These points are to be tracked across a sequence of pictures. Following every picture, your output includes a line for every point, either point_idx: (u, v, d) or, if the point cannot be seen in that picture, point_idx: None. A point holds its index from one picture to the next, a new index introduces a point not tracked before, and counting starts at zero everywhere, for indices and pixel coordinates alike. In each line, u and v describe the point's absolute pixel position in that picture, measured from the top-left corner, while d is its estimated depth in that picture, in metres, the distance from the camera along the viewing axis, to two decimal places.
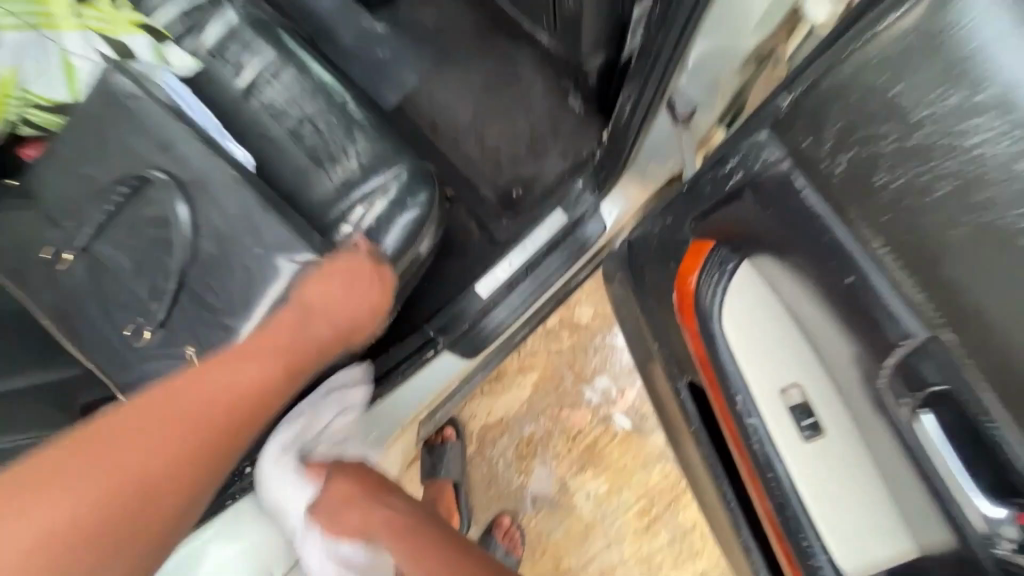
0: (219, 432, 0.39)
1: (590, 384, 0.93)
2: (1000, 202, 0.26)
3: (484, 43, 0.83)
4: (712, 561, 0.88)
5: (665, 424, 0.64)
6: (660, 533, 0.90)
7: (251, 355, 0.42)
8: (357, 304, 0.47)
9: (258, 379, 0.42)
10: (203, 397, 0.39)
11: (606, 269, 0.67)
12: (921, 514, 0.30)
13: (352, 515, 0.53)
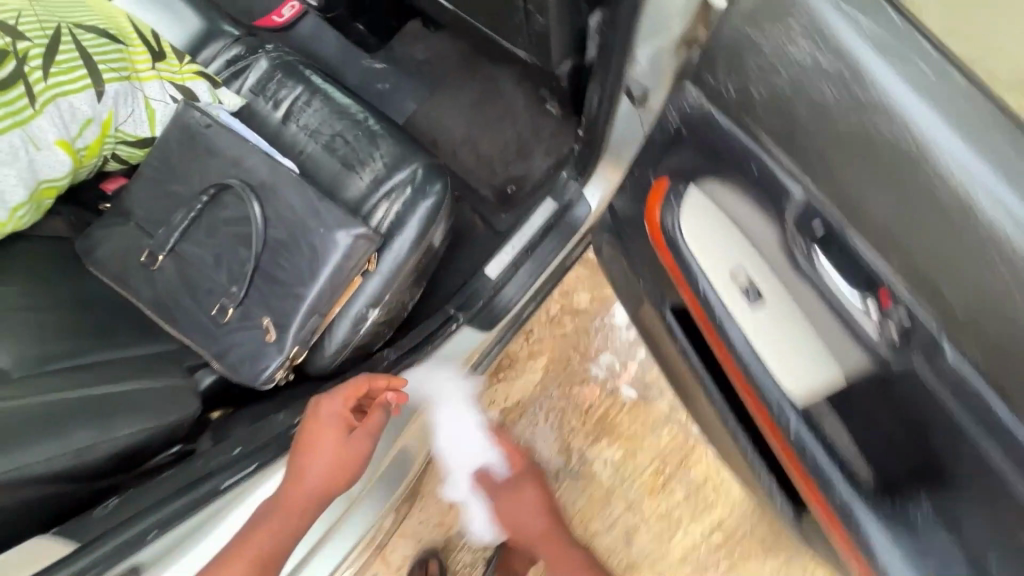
0: None
1: (596, 361, 1.05)
2: (831, 94, 0.36)
3: (469, 68, 0.98)
4: (725, 510, 0.99)
5: (658, 354, 0.75)
6: (675, 490, 1.01)
7: (267, 519, 0.46)
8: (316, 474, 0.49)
9: (268, 545, 0.45)
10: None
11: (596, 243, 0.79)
12: (836, 334, 0.41)
13: (526, 505, 0.87)
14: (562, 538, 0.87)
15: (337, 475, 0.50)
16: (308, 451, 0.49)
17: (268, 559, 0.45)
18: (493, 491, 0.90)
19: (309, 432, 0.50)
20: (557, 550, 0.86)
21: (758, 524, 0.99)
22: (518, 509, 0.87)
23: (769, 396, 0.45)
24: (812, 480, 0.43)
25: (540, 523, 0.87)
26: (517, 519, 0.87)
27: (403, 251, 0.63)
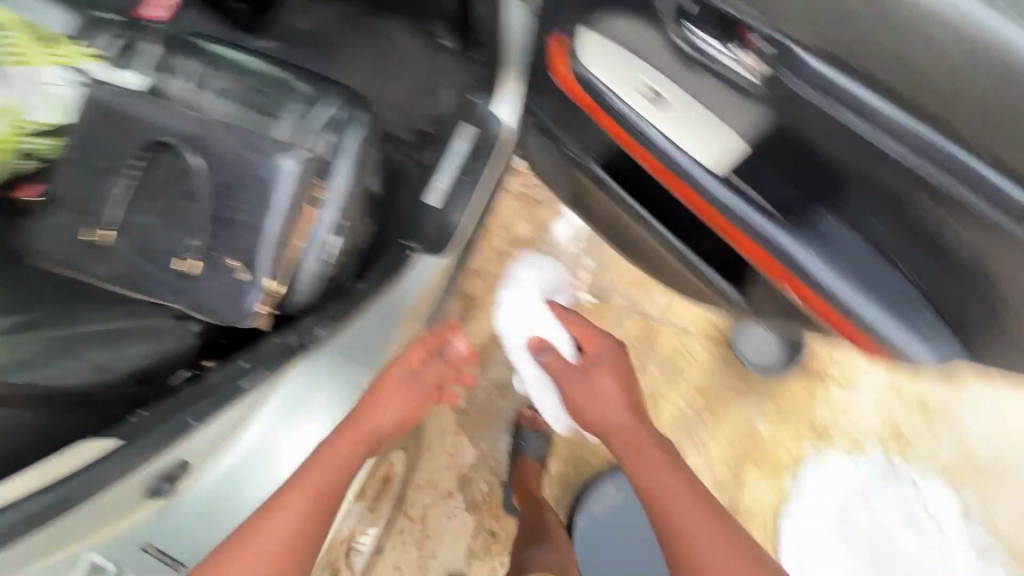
0: (293, 536, 0.61)
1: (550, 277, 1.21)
2: None
3: (355, 24, 1.00)
4: (695, 372, 1.17)
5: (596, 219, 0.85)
6: (650, 369, 1.17)
7: (334, 453, 0.67)
8: (378, 419, 0.72)
9: (329, 477, 0.65)
10: (298, 493, 0.62)
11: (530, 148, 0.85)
12: (726, 98, 0.52)
13: (609, 396, 0.86)
14: (644, 438, 0.80)
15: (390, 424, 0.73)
16: (384, 395, 0.73)
17: (324, 492, 0.64)
18: (575, 373, 0.90)
19: (377, 391, 0.74)
20: (649, 451, 0.78)
21: (720, 375, 1.16)
22: (601, 393, 0.86)
23: (694, 175, 0.54)
24: (742, 232, 0.55)
25: (618, 418, 0.83)
26: (599, 402, 0.86)
27: (348, 173, 0.67)
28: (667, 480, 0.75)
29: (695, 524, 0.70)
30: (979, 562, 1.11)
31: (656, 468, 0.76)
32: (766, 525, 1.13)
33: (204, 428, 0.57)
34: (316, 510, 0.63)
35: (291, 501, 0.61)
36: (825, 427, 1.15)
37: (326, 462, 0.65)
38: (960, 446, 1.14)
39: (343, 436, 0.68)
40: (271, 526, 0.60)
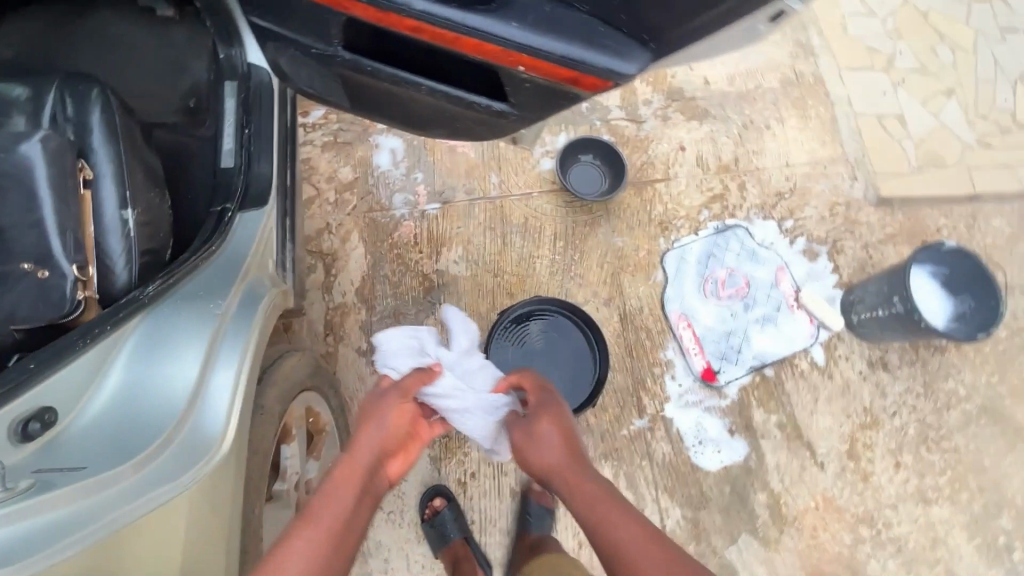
0: (321, 562, 0.64)
1: (394, 205, 1.29)
2: None
3: (65, 31, 0.95)
4: (550, 226, 1.32)
5: (388, 111, 0.89)
6: (513, 240, 1.30)
7: (344, 479, 0.74)
8: (379, 432, 0.82)
9: (343, 507, 0.70)
10: (317, 524, 0.67)
11: (296, 70, 0.86)
12: None
13: (549, 440, 0.84)
14: (576, 476, 0.79)
15: (390, 434, 0.83)
16: (373, 419, 0.83)
17: (342, 523, 0.69)
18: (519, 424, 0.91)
19: (373, 412, 0.84)
20: (582, 485, 0.78)
21: (567, 215, 1.33)
22: (535, 438, 0.86)
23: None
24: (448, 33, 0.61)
25: (554, 456, 0.83)
26: (537, 447, 0.85)
27: (108, 144, 0.67)
28: (613, 522, 0.72)
29: (632, 547, 0.68)
30: (810, 263, 1.38)
31: (592, 505, 0.75)
32: (657, 312, 1.29)
33: (64, 367, 0.56)
34: (321, 555, 0.64)
35: (302, 541, 0.64)
36: (665, 218, 1.36)
37: (333, 499, 0.70)
38: (758, 186, 1.43)
39: (354, 455, 0.78)
40: (293, 564, 0.62)
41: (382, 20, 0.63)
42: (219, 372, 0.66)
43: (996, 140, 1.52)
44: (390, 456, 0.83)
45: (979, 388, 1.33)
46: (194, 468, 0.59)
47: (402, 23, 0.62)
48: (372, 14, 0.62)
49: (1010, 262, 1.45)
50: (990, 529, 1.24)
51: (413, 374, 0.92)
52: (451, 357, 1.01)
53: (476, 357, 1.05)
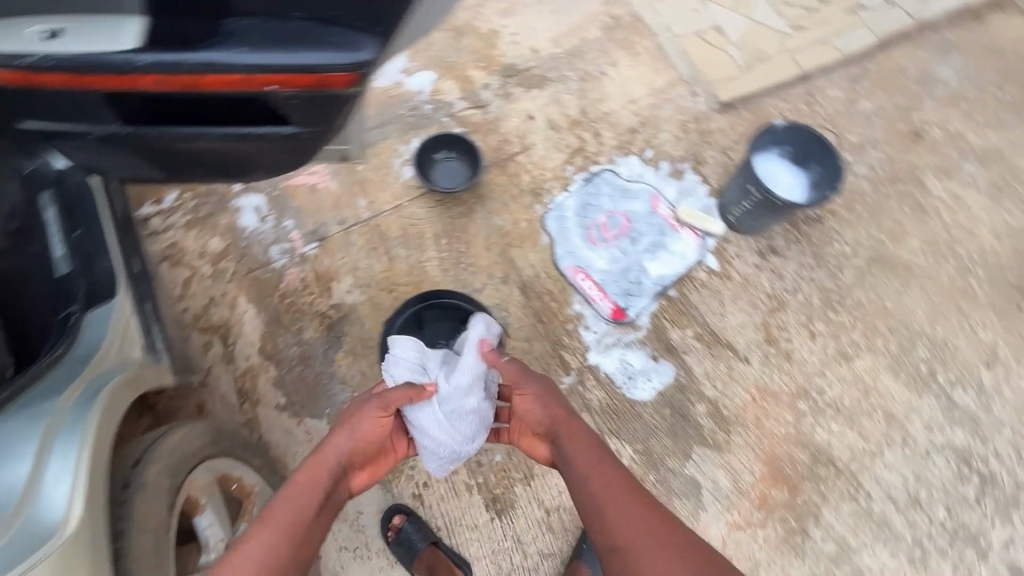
0: (277, 557, 0.75)
1: (272, 258, 1.30)
2: None
3: None
4: (428, 228, 1.35)
5: (205, 168, 0.91)
6: (398, 253, 1.32)
7: (309, 482, 0.83)
8: (350, 441, 0.89)
9: (303, 508, 0.80)
10: (278, 522, 0.78)
11: (97, 156, 0.86)
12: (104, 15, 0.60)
13: (546, 407, 0.93)
14: (582, 431, 0.91)
15: (362, 442, 0.90)
16: (347, 426, 0.90)
17: (299, 522, 0.79)
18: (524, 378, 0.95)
19: (349, 419, 0.91)
20: (586, 439, 0.90)
21: (442, 212, 1.36)
22: (542, 395, 0.94)
23: (123, 66, 0.63)
24: (197, 75, 0.64)
25: (559, 410, 0.93)
26: (543, 403, 0.94)
27: None
28: (599, 474, 0.85)
29: (615, 498, 0.82)
30: (679, 181, 1.45)
31: (592, 457, 0.87)
32: (554, 273, 1.33)
33: None
34: (278, 552, 0.75)
35: (261, 541, 0.75)
36: (534, 185, 1.41)
37: (294, 503, 0.80)
38: (612, 128, 1.50)
39: (319, 461, 0.86)
40: (252, 558, 0.73)
41: (136, 84, 0.66)
42: (59, 473, 0.67)
43: (807, 21, 1.64)
44: (356, 462, 0.91)
45: (862, 242, 1.43)
46: (49, 547, 0.62)
47: (154, 81, 0.65)
48: (125, 81, 0.65)
49: (854, 123, 1.56)
50: (912, 363, 1.32)
51: (402, 391, 0.92)
52: (446, 388, 0.97)
53: (474, 398, 0.98)
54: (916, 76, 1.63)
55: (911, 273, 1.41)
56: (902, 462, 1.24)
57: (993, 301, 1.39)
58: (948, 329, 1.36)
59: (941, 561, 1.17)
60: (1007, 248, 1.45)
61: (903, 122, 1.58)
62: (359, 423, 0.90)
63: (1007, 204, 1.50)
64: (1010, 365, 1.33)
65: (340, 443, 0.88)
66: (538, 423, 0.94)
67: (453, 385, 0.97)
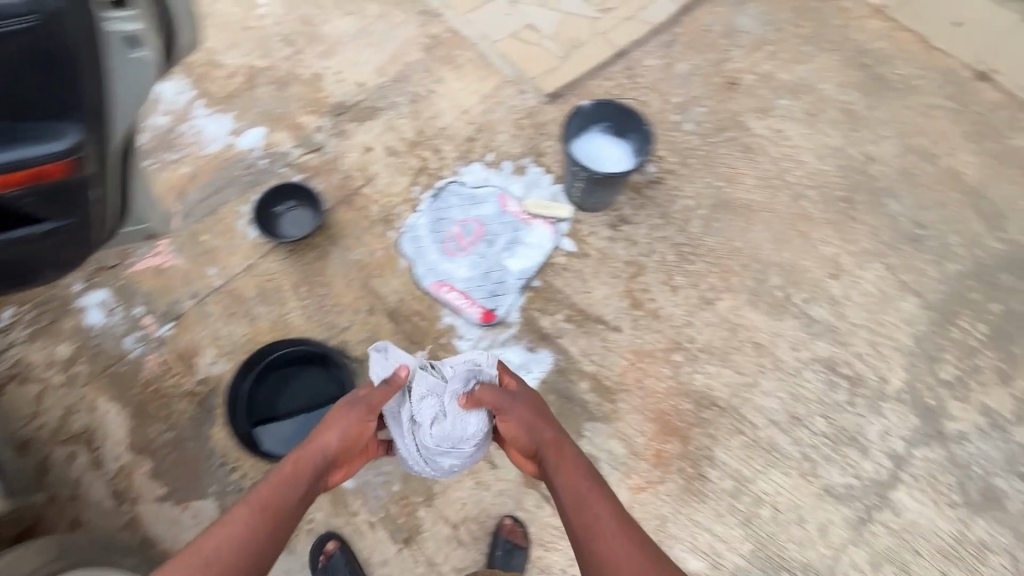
0: (255, 535, 0.80)
1: (126, 348, 1.26)
2: None
3: None
4: (285, 280, 1.34)
5: None
6: (258, 312, 1.31)
7: (293, 471, 0.88)
8: (338, 434, 0.93)
9: (283, 493, 0.85)
10: (259, 503, 0.83)
11: None
12: None
13: (536, 430, 0.96)
14: (569, 454, 0.94)
15: (348, 436, 0.94)
16: (336, 424, 0.94)
17: (277, 508, 0.84)
18: (513, 399, 0.98)
19: (339, 412, 0.96)
20: (576, 465, 0.92)
21: (296, 261, 1.36)
22: (530, 417, 0.97)
23: None
24: None
25: (548, 432, 0.96)
26: (532, 425, 0.97)
27: None
28: (587, 494, 0.88)
29: (599, 515, 0.85)
30: (523, 176, 1.50)
31: (580, 482, 0.90)
32: (419, 293, 1.35)
33: None
34: (255, 531, 0.80)
35: (240, 521, 0.80)
36: (384, 213, 1.43)
37: (278, 490, 0.85)
38: (450, 141, 1.53)
39: (305, 452, 0.91)
40: (232, 534, 0.78)
41: None
42: None
43: (612, 2, 1.73)
44: (338, 461, 0.95)
45: (702, 193, 1.51)
46: None
47: None
48: None
49: (674, 86, 1.66)
50: (769, 292, 1.41)
51: (381, 392, 0.96)
52: (422, 422, 0.99)
53: (439, 445, 0.99)
54: (722, 30, 1.74)
55: (751, 210, 1.50)
56: (776, 386, 1.31)
57: (827, 218, 1.50)
58: (793, 253, 1.45)
59: (830, 468, 1.24)
60: (831, 167, 1.57)
61: (718, 75, 1.68)
62: (347, 413, 0.95)
63: (823, 128, 1.62)
64: (854, 272, 1.44)
65: (328, 436, 0.93)
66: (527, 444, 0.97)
67: (428, 424, 0.98)
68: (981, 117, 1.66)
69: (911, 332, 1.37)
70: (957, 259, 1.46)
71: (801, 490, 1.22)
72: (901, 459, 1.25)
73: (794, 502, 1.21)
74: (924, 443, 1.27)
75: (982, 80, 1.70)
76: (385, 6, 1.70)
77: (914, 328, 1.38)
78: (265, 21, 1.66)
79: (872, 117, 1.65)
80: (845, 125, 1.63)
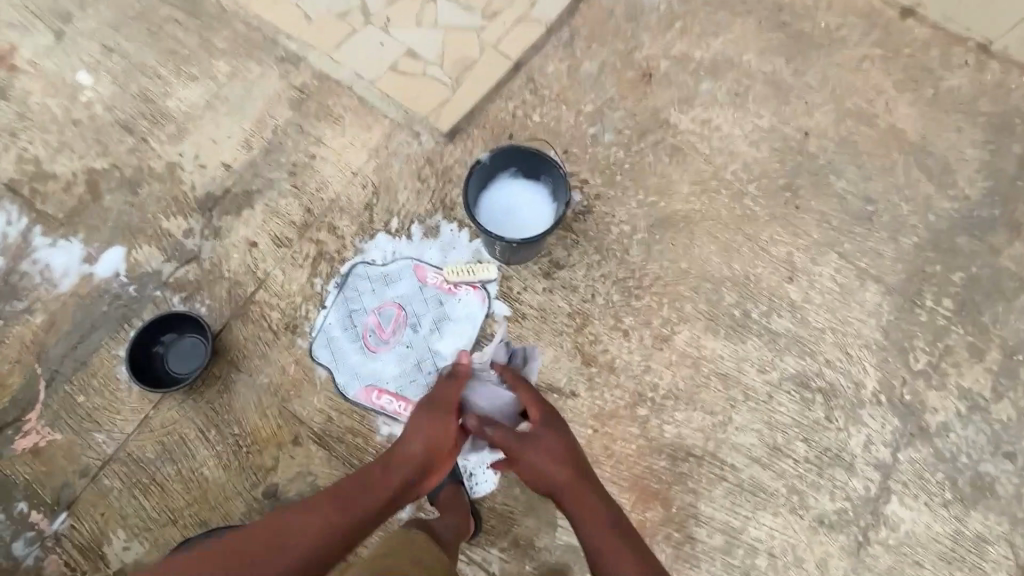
0: (323, 521, 0.81)
1: (20, 555, 1.08)
2: None
3: None
4: (187, 428, 1.15)
5: None
6: (164, 474, 1.13)
7: (386, 472, 0.91)
8: (426, 442, 0.94)
9: (370, 494, 0.87)
10: (341, 492, 0.86)
11: None
12: None
13: (543, 461, 0.89)
14: (589, 495, 0.88)
15: (435, 445, 0.95)
16: (426, 428, 0.95)
17: (357, 506, 0.85)
18: (513, 442, 0.91)
19: (428, 417, 0.97)
20: (595, 515, 0.86)
21: (196, 402, 1.17)
22: (541, 454, 0.90)
23: None
24: None
25: (561, 474, 0.89)
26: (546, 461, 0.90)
27: None
28: (602, 530, 0.84)
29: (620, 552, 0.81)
30: (437, 239, 1.31)
31: (601, 536, 0.83)
32: (348, 404, 1.19)
33: None
34: (327, 521, 0.81)
35: (314, 506, 0.82)
36: (286, 318, 1.24)
37: (358, 484, 0.87)
38: (345, 213, 1.33)
39: (397, 454, 0.93)
40: (300, 517, 0.80)
41: None
42: None
43: (496, 4, 1.50)
44: (429, 471, 0.95)
45: (636, 214, 1.36)
46: None
47: None
48: None
49: (584, 92, 1.46)
50: (726, 313, 1.29)
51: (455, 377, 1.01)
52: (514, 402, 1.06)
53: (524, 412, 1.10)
54: (625, 13, 1.53)
55: (691, 222, 1.36)
56: (751, 418, 1.22)
57: (773, 213, 1.37)
58: (744, 263, 1.33)
59: (819, 495, 1.17)
60: (768, 152, 1.43)
61: (630, 68, 1.49)
62: (432, 417, 0.96)
63: (752, 108, 1.46)
64: (809, 270, 1.32)
65: (416, 442, 0.94)
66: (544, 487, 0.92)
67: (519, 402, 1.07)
68: (915, 59, 1.51)
69: (879, 325, 1.28)
70: (912, 232, 1.36)
71: (793, 528, 1.15)
72: (888, 469, 1.19)
73: (788, 543, 1.15)
74: (908, 444, 1.20)
75: (908, 17, 1.54)
76: (235, 61, 1.43)
77: (880, 320, 1.29)
78: (94, 108, 1.38)
79: (801, 84, 1.49)
80: (775, 100, 1.47)
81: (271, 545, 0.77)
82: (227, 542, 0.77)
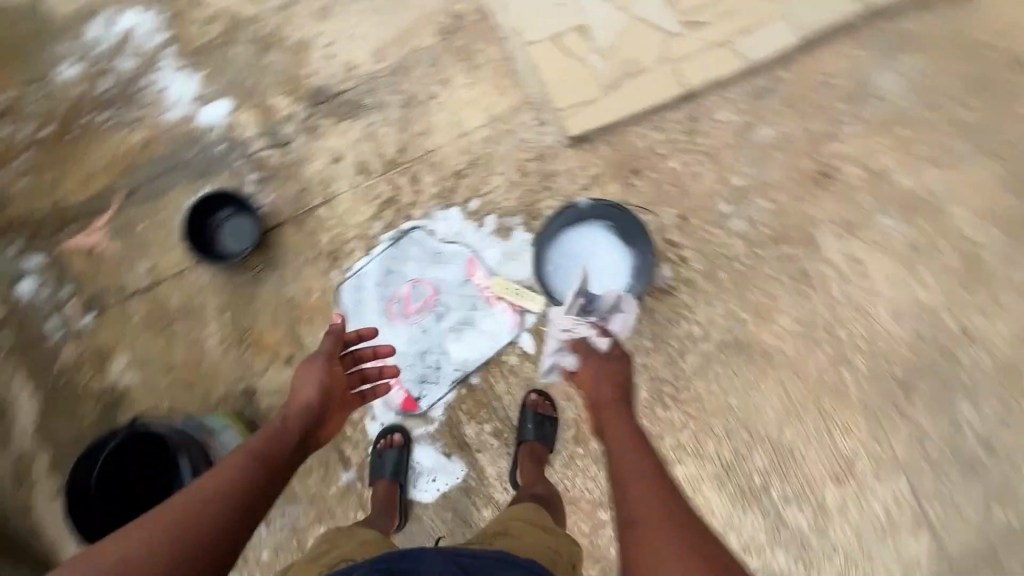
0: (254, 470, 0.73)
1: (49, 331, 1.23)
2: None
3: None
4: (209, 300, 1.22)
5: None
6: (176, 329, 1.21)
7: (292, 418, 0.85)
8: (313, 381, 0.90)
9: (283, 436, 0.81)
10: (256, 444, 0.78)
11: None
12: None
13: (600, 379, 0.88)
14: (624, 421, 0.81)
15: (323, 384, 0.90)
16: (310, 373, 0.91)
17: (279, 447, 0.79)
18: (588, 353, 0.92)
19: (306, 366, 0.93)
20: (631, 437, 0.77)
21: (226, 280, 1.22)
22: (598, 373, 0.89)
23: None
24: None
25: (607, 393, 0.86)
26: (598, 382, 0.88)
27: None
28: (627, 448, 0.76)
29: (640, 472, 0.71)
30: (503, 242, 1.22)
31: (633, 460, 0.73)
32: None
33: None
34: (254, 467, 0.74)
35: (238, 461, 0.73)
36: (331, 247, 1.23)
37: (270, 433, 0.80)
38: (433, 171, 1.25)
39: (296, 399, 0.88)
40: (234, 476, 0.71)
41: None
42: None
43: (703, 14, 1.25)
44: (326, 414, 0.90)
45: (716, 322, 1.19)
46: None
47: None
48: None
49: (742, 159, 1.23)
50: (744, 474, 1.14)
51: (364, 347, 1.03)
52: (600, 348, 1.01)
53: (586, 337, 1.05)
54: (844, 90, 1.22)
55: (770, 362, 1.17)
56: None
57: (865, 402, 1.15)
58: (799, 435, 1.15)
59: None
60: (907, 332, 1.17)
61: (811, 158, 1.22)
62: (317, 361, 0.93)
63: (923, 273, 1.18)
64: (865, 482, 1.13)
65: (303, 386, 0.89)
66: (590, 405, 0.89)
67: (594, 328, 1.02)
68: None
69: None
70: (1015, 508, 1.11)
71: None
72: None
73: None
74: None
75: None
76: None
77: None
78: None
79: (1003, 274, 1.17)
80: (957, 277, 1.17)
81: (201, 504, 0.66)
82: (157, 518, 0.63)
